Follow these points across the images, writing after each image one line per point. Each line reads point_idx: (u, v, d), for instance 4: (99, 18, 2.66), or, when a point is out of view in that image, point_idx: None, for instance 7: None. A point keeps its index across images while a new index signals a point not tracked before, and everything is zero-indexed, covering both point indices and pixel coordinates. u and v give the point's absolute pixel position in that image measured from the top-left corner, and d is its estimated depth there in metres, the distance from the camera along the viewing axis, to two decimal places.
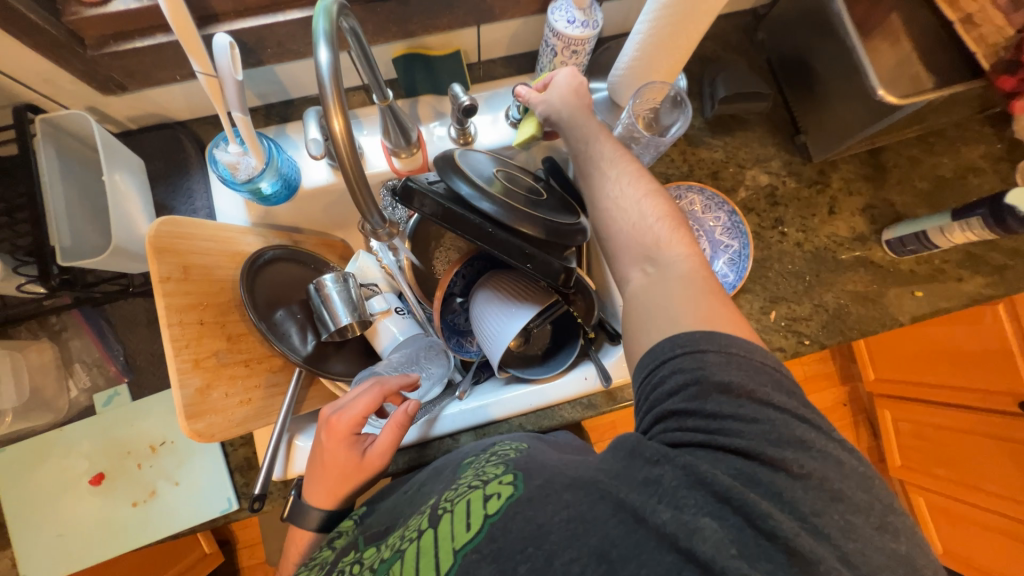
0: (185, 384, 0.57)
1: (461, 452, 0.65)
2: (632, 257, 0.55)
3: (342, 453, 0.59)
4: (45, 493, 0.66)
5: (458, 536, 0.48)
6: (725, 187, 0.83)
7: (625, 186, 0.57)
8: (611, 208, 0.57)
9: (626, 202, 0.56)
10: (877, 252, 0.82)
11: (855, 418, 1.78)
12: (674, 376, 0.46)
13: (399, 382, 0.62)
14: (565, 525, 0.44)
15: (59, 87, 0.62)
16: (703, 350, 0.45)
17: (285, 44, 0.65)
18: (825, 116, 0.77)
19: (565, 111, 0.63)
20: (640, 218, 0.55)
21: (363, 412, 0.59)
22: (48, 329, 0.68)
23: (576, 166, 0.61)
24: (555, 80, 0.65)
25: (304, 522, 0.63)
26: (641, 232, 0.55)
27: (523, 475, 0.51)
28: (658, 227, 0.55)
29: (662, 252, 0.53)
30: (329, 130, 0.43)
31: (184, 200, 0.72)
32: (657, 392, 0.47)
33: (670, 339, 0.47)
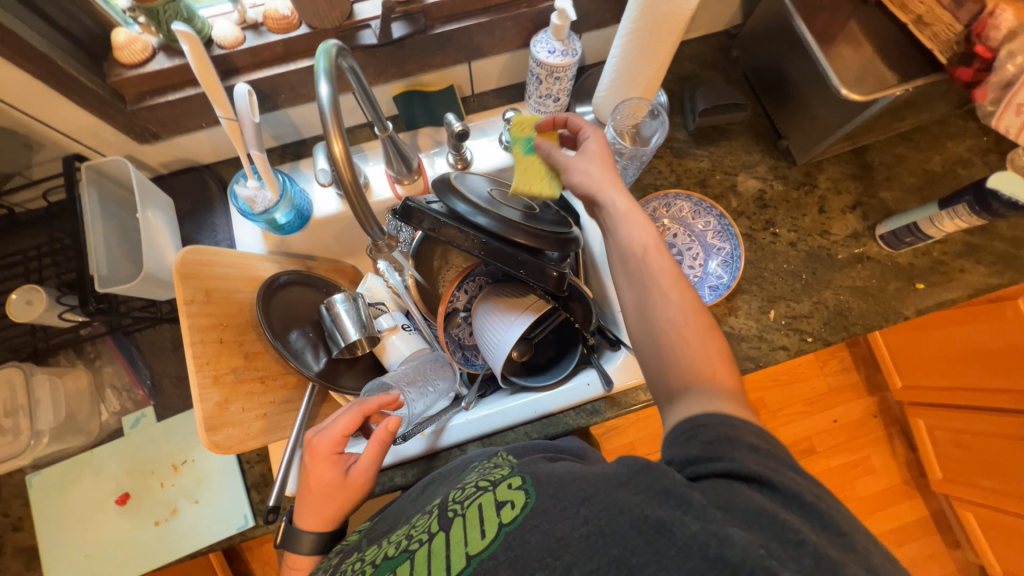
0: (205, 399, 0.60)
1: (467, 458, 0.66)
2: (676, 381, 0.50)
3: (326, 472, 0.60)
4: (74, 515, 0.70)
5: (472, 542, 0.46)
6: (714, 193, 0.86)
7: (678, 307, 0.52)
8: (659, 324, 0.52)
9: (677, 323, 0.52)
10: (873, 248, 0.83)
11: (888, 430, 1.70)
12: (708, 430, 0.43)
13: (379, 401, 0.62)
14: (585, 538, 0.41)
15: (103, 139, 0.70)
16: (737, 426, 0.43)
17: (297, 89, 0.73)
18: (804, 120, 0.80)
19: (616, 205, 0.59)
20: (689, 342, 0.51)
21: (343, 431, 0.60)
22: (84, 357, 0.73)
23: (625, 268, 0.56)
24: (594, 152, 0.63)
25: (296, 549, 0.61)
26: (691, 364, 0.50)
27: (534, 481, 0.48)
28: (705, 354, 0.50)
29: (707, 380, 0.49)
30: (330, 154, 0.48)
31: (208, 233, 0.79)
32: (688, 436, 0.44)
33: (714, 420, 0.44)
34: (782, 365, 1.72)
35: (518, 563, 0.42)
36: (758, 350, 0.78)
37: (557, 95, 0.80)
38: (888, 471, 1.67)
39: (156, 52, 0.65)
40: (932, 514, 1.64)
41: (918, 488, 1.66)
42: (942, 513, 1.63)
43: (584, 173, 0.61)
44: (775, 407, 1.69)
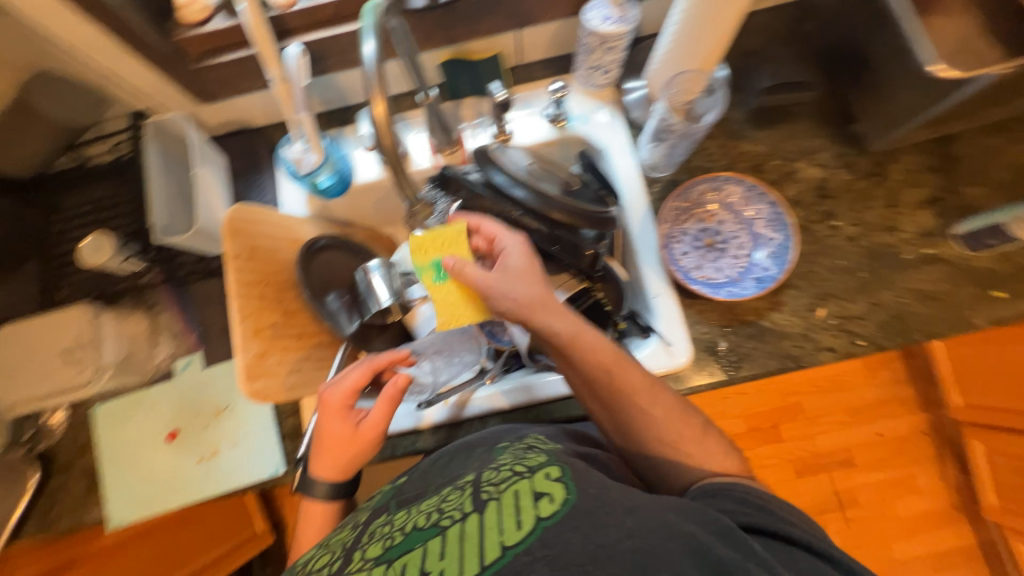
0: (246, 349, 0.63)
1: (496, 436, 0.65)
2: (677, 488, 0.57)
3: (337, 425, 0.64)
4: (129, 446, 0.76)
5: (507, 531, 0.45)
6: (770, 179, 0.80)
7: (651, 417, 0.57)
8: (639, 433, 0.58)
9: (661, 436, 0.57)
10: (947, 249, 0.75)
11: (939, 450, 1.57)
12: (744, 491, 0.51)
13: (389, 358, 0.66)
14: (632, 555, 0.41)
15: (166, 97, 0.74)
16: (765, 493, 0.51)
17: (346, 53, 0.73)
18: (881, 104, 0.73)
19: (563, 335, 0.58)
20: (667, 442, 0.57)
21: (353, 384, 0.64)
22: (145, 304, 0.78)
23: (593, 393, 0.59)
24: (509, 265, 0.60)
25: (312, 493, 0.66)
26: (683, 475, 0.56)
27: (572, 476, 0.50)
28: (682, 449, 0.57)
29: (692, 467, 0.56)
30: (371, 115, 0.49)
31: (257, 194, 0.82)
32: (726, 494, 0.51)
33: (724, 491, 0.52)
34: (826, 371, 1.62)
35: (558, 563, 0.41)
36: (801, 349, 0.73)
37: (607, 66, 0.77)
38: (934, 494, 1.55)
39: (217, 12, 0.67)
40: (979, 542, 1.52)
41: (967, 515, 1.54)
42: (992, 543, 1.51)
43: (512, 297, 0.58)
44: (814, 414, 1.60)
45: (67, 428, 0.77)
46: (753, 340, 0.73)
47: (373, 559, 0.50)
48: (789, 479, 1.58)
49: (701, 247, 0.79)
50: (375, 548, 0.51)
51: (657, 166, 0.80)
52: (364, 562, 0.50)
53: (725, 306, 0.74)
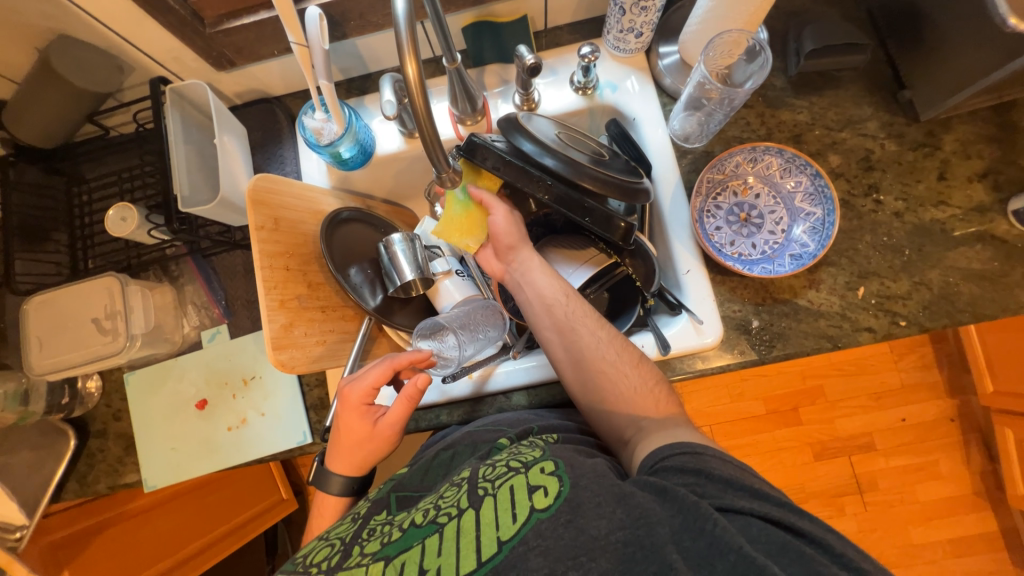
0: (273, 319, 0.64)
1: (498, 428, 0.66)
2: (623, 420, 0.61)
3: (356, 422, 0.64)
4: (162, 414, 0.78)
5: (503, 526, 0.47)
6: (810, 151, 0.76)
7: (601, 340, 0.65)
8: (590, 357, 0.64)
9: (606, 358, 0.64)
10: (1000, 226, 0.70)
11: (965, 436, 1.54)
12: (715, 460, 0.50)
13: (411, 358, 0.65)
14: (620, 548, 0.44)
15: (184, 64, 0.73)
16: (740, 463, 0.51)
17: (366, 16, 0.70)
18: (939, 67, 0.68)
19: (534, 266, 0.71)
20: (617, 366, 0.63)
21: (373, 383, 0.63)
22: (170, 275, 0.81)
23: (552, 319, 0.67)
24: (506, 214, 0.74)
25: (327, 488, 0.67)
26: (626, 405, 0.61)
27: (567, 469, 0.52)
28: (629, 372, 0.63)
29: (640, 400, 0.61)
30: (403, 75, 0.45)
31: (277, 165, 0.81)
32: (700, 467, 0.49)
33: (671, 442, 0.53)
34: (850, 355, 1.59)
35: (551, 556, 0.44)
36: (838, 329, 0.70)
37: (640, 29, 0.72)
38: (957, 480, 1.53)
39: None
40: (1002, 530, 1.50)
41: (992, 502, 1.51)
42: (1015, 529, 1.49)
43: (497, 233, 0.71)
44: (835, 397, 1.58)
45: (100, 395, 0.80)
46: (788, 318, 0.71)
47: (371, 554, 0.51)
48: (807, 461, 1.56)
49: (735, 222, 0.76)
50: (374, 544, 0.53)
51: (690, 137, 0.76)
52: (362, 557, 0.51)
53: (759, 283, 0.72)
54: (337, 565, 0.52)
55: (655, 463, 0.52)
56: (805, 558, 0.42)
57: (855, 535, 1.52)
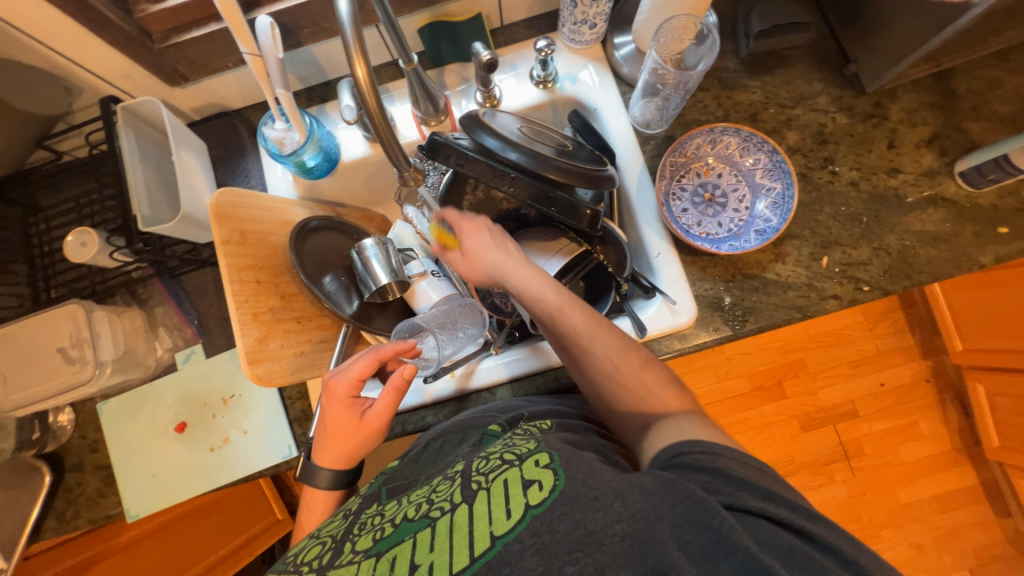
0: (246, 334, 0.63)
1: (489, 415, 0.67)
2: (632, 421, 0.59)
3: (343, 414, 0.63)
4: (141, 440, 0.76)
5: (496, 522, 0.45)
6: (766, 129, 0.78)
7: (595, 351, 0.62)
8: (587, 369, 0.63)
9: (604, 369, 0.61)
10: (949, 187, 0.74)
11: (941, 395, 1.60)
12: (736, 462, 0.47)
13: (395, 348, 0.63)
14: (620, 540, 0.42)
15: (135, 82, 0.71)
16: (754, 462, 0.49)
17: (319, 22, 0.70)
18: (881, 37, 0.70)
19: (518, 283, 0.67)
20: (617, 375, 0.60)
21: (358, 374, 0.62)
22: (137, 298, 0.79)
23: (548, 334, 0.66)
24: (468, 237, 0.71)
25: (315, 483, 0.66)
26: (631, 413, 0.59)
27: (562, 461, 0.49)
28: (630, 381, 0.60)
29: (647, 409, 0.58)
30: (353, 78, 0.46)
31: (241, 178, 0.80)
32: (720, 469, 0.46)
33: (682, 443, 0.50)
34: (827, 326, 1.63)
35: (546, 553, 0.42)
36: (806, 299, 0.72)
37: (593, 20, 0.73)
38: (937, 438, 1.58)
39: None
40: (982, 482, 1.55)
41: (970, 457, 1.57)
42: (993, 481, 1.55)
43: (477, 257, 0.70)
44: (816, 368, 1.62)
45: (73, 427, 0.77)
46: (758, 292, 0.72)
47: (363, 551, 0.51)
48: (795, 434, 1.60)
49: (701, 203, 0.78)
50: (366, 540, 0.52)
51: (650, 122, 0.78)
52: (354, 555, 0.51)
53: (728, 260, 0.73)
54: (329, 563, 0.51)
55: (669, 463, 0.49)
56: (814, 564, 0.40)
57: (845, 500, 1.57)
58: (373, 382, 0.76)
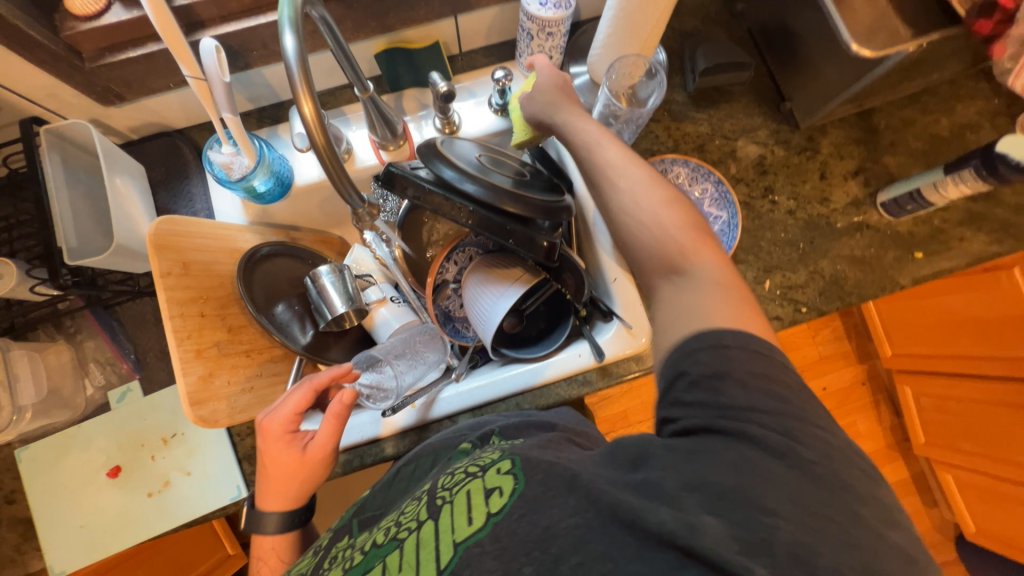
0: (188, 372, 0.60)
1: (461, 434, 0.66)
2: (655, 266, 0.56)
3: (282, 451, 0.60)
4: (67, 488, 0.69)
5: (459, 529, 0.46)
6: (712, 159, 0.83)
7: (639, 198, 0.56)
8: (626, 220, 0.57)
9: (660, 223, 0.55)
10: (873, 216, 0.81)
11: (875, 397, 1.73)
12: (737, 362, 0.45)
13: (331, 374, 0.62)
14: (571, 530, 0.41)
15: (63, 101, 0.66)
16: (764, 381, 0.45)
17: (269, 45, 0.67)
18: (809, 79, 0.76)
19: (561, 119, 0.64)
20: (659, 231, 0.55)
21: (294, 410, 0.60)
22: (64, 332, 0.72)
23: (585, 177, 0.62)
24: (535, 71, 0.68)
25: (261, 530, 0.61)
26: (654, 251, 0.55)
27: (523, 463, 0.48)
28: (679, 235, 0.55)
29: (688, 263, 0.54)
30: (300, 115, 0.45)
31: (184, 203, 0.76)
32: (719, 396, 0.44)
33: (696, 335, 0.48)
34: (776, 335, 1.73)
35: (507, 557, 0.42)
36: None
37: (551, 53, 0.75)
38: (873, 436, 1.71)
39: (112, 3, 0.59)
40: (912, 475, 1.69)
41: (901, 452, 1.71)
42: (921, 474, 1.69)
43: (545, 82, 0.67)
44: None
45: None
46: None
47: None
48: None
49: None
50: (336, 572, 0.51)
51: None
52: None
53: None
54: None
55: (669, 388, 0.48)
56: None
57: None
58: (310, 415, 0.70)
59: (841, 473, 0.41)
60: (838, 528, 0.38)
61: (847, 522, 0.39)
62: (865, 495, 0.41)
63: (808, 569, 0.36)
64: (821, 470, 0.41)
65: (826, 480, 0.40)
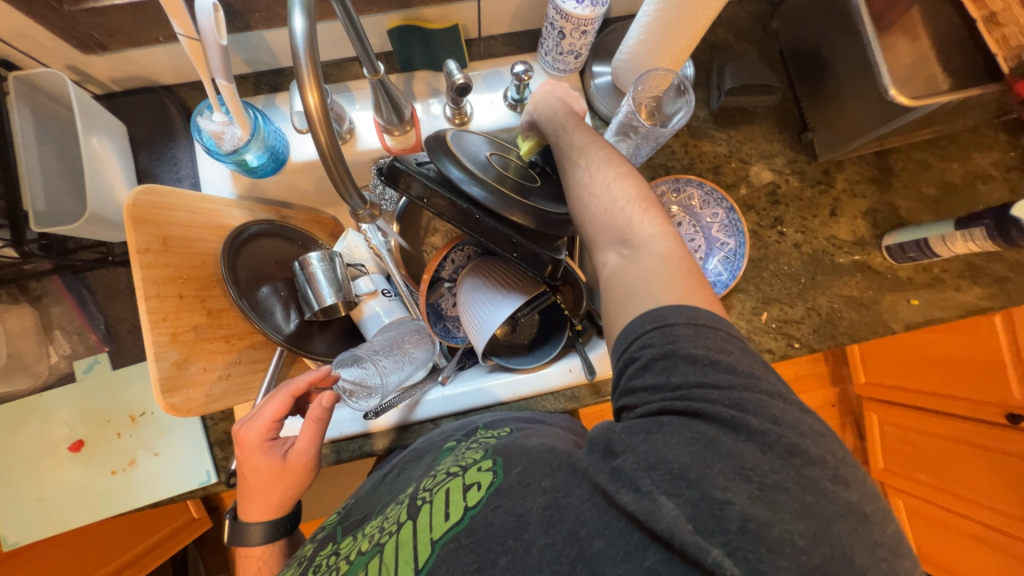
0: (162, 358, 0.56)
1: (446, 434, 0.65)
2: (604, 240, 0.52)
3: (260, 462, 0.58)
4: (25, 459, 0.67)
5: (436, 526, 0.45)
6: (726, 182, 0.81)
7: (595, 172, 0.53)
8: (582, 194, 0.54)
9: (612, 196, 0.52)
10: (876, 258, 0.80)
11: (842, 419, 1.78)
12: (681, 342, 0.42)
13: (309, 379, 0.60)
14: (542, 511, 0.41)
15: (36, 43, 0.59)
16: (720, 359, 0.41)
17: (273, 9, 0.62)
18: (834, 112, 0.74)
19: (541, 107, 0.63)
20: (611, 202, 0.52)
21: (272, 417, 0.58)
22: (29, 295, 0.68)
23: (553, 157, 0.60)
24: (538, 90, 0.67)
25: (245, 542, 0.60)
26: (602, 226, 0.52)
27: (503, 461, 0.49)
28: (629, 208, 0.51)
29: (635, 233, 0.50)
30: (303, 105, 0.40)
31: (168, 168, 0.71)
32: (673, 375, 0.41)
33: (640, 316, 0.45)
34: None
35: None
36: None
37: (579, 51, 0.71)
38: None
39: None
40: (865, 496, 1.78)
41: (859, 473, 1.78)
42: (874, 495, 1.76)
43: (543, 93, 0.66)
44: None
45: None
46: None
47: None
48: None
49: None
50: None
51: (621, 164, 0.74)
52: None
53: None
54: None
55: (621, 373, 0.45)
56: None
57: None
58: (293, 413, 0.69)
59: (788, 436, 0.38)
60: (790, 496, 0.36)
61: (798, 488, 0.36)
62: (818, 456, 0.37)
63: (764, 544, 0.34)
64: (785, 441, 0.38)
65: (792, 453, 0.37)
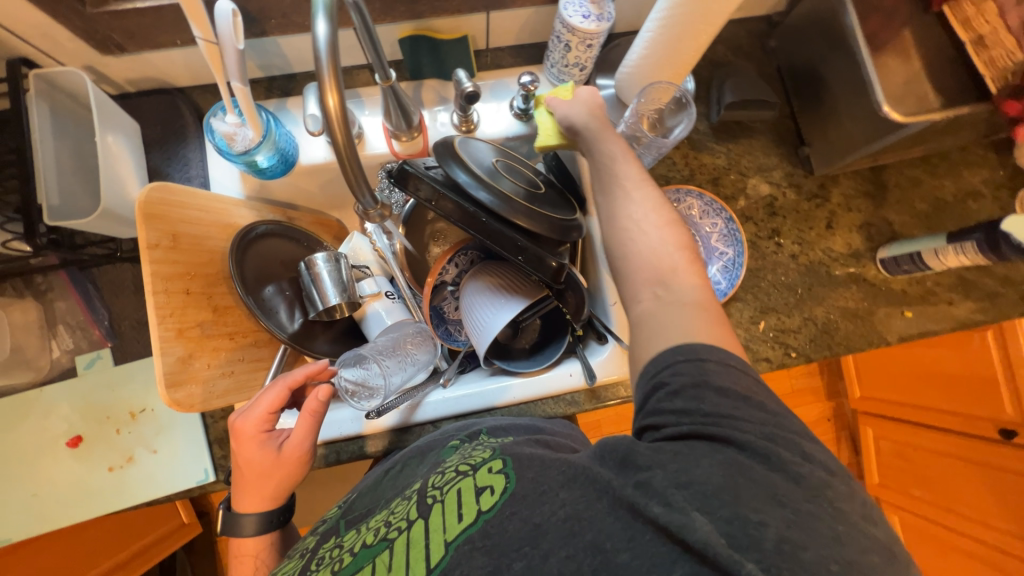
0: (167, 352, 0.57)
1: (450, 435, 0.65)
2: (640, 278, 0.51)
3: (255, 453, 0.58)
4: (24, 454, 0.66)
5: (449, 528, 0.45)
6: (725, 194, 0.83)
7: (648, 211, 0.52)
8: (630, 230, 0.52)
9: (662, 239, 0.51)
10: (871, 270, 0.82)
11: (837, 434, 1.79)
12: (716, 376, 0.43)
13: (306, 372, 0.61)
14: (563, 523, 0.41)
15: (56, 43, 0.61)
16: (756, 397, 0.42)
17: (289, 16, 0.64)
18: (830, 128, 0.76)
19: (591, 124, 0.59)
20: (659, 245, 0.51)
21: (268, 408, 0.58)
22: (34, 289, 0.68)
23: (597, 181, 0.57)
24: (578, 96, 0.62)
25: (239, 532, 0.60)
26: (644, 266, 0.51)
27: (514, 463, 0.49)
28: (676, 255, 0.50)
29: (676, 279, 0.50)
30: (323, 106, 0.42)
31: (179, 167, 0.72)
32: (705, 404, 0.42)
33: (673, 347, 0.45)
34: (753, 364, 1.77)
35: None
36: None
37: (584, 64, 0.73)
38: None
39: None
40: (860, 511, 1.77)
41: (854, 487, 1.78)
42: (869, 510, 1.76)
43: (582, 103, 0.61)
44: None
45: None
46: None
47: None
48: None
49: None
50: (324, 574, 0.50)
51: None
52: None
53: None
54: None
55: (647, 398, 0.46)
56: None
57: None
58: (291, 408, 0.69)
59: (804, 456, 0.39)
60: (818, 520, 0.37)
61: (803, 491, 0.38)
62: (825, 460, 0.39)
63: (797, 564, 0.35)
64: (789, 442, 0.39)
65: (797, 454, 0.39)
